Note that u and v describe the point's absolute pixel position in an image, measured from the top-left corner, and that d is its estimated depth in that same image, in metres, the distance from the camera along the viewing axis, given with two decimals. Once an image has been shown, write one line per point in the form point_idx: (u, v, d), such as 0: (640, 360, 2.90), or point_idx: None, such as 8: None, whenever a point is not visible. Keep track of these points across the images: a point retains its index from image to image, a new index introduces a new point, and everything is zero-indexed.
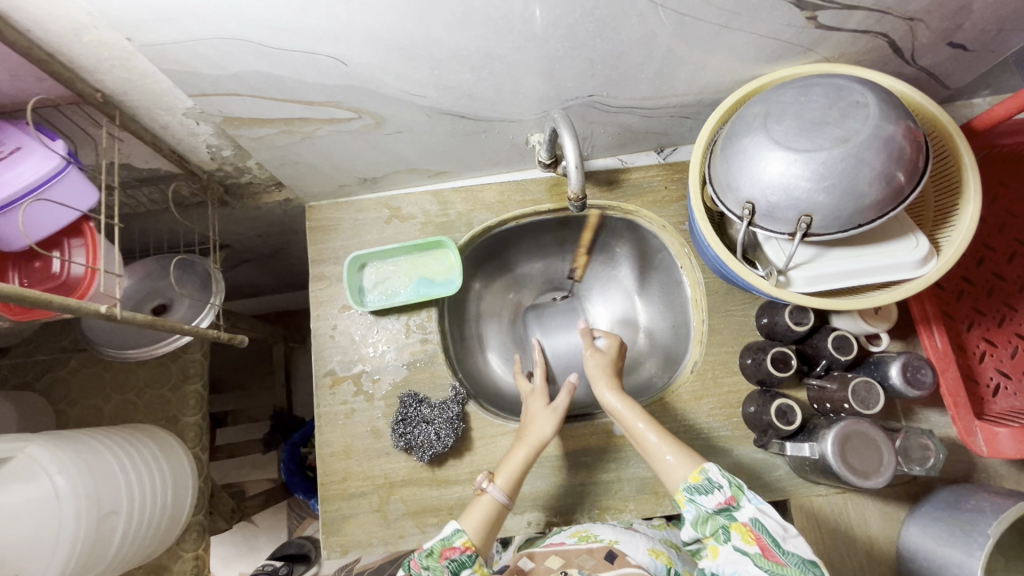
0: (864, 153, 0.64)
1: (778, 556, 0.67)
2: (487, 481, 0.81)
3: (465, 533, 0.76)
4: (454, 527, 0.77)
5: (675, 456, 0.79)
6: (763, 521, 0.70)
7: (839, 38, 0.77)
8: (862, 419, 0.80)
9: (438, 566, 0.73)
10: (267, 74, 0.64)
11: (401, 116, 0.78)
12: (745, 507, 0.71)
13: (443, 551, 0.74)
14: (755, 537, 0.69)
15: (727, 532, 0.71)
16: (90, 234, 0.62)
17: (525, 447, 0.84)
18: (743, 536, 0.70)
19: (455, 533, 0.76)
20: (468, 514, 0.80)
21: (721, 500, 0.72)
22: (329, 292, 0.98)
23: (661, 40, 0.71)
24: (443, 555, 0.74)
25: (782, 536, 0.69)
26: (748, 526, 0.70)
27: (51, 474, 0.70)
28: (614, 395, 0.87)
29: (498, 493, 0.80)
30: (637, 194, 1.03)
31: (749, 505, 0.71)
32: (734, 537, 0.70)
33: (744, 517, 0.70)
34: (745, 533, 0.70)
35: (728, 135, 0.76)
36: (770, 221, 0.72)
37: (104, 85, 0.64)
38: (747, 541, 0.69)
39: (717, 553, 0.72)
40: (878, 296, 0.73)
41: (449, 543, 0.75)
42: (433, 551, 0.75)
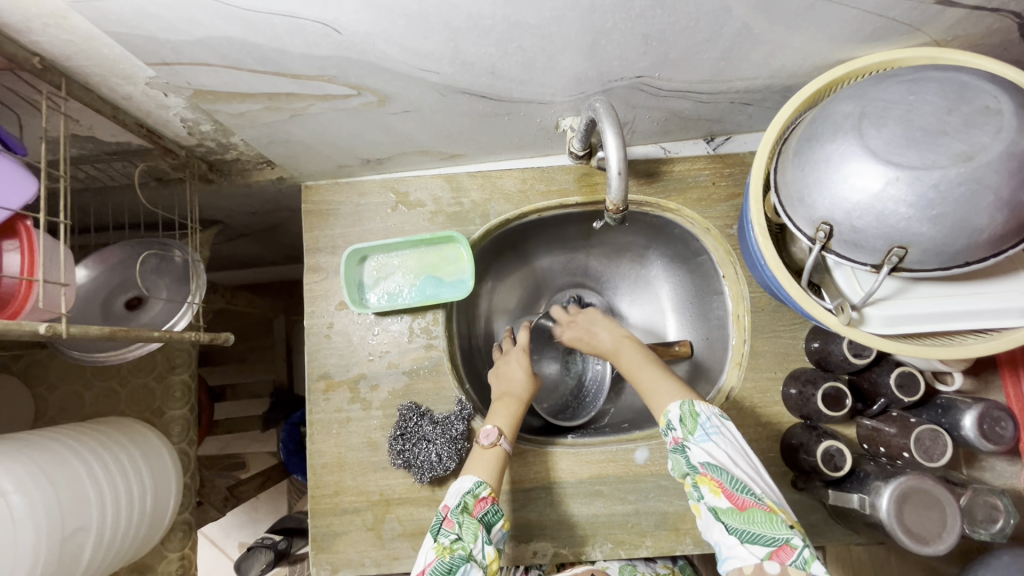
0: (989, 177, 0.50)
1: (744, 501, 0.62)
2: (497, 434, 0.76)
3: (487, 485, 0.71)
4: (476, 481, 0.71)
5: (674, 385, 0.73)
6: (719, 464, 0.64)
7: (957, 16, 0.61)
8: (925, 476, 0.70)
9: (473, 521, 0.67)
10: (240, 41, 0.51)
11: (409, 94, 0.65)
12: (695, 449, 0.66)
13: (474, 505, 0.69)
14: (720, 487, 0.63)
15: (697, 488, 0.65)
16: (26, 235, 0.51)
17: (521, 399, 0.82)
18: (711, 489, 0.64)
19: (480, 485, 0.71)
20: (474, 467, 0.74)
21: (676, 441, 0.68)
22: (326, 286, 0.88)
23: (737, 14, 0.56)
24: (477, 507, 0.69)
25: (738, 471, 0.64)
26: (706, 473, 0.64)
27: (5, 492, 0.62)
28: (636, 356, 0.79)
29: (506, 442, 0.76)
30: (679, 190, 0.89)
31: (700, 447, 0.66)
32: (705, 492, 0.64)
33: (699, 464, 0.65)
34: (712, 485, 0.64)
35: (806, 136, 0.62)
36: (850, 248, 0.59)
37: (43, 48, 0.52)
38: (715, 493, 0.63)
39: (699, 513, 0.66)
40: (972, 345, 0.60)
41: (477, 496, 0.70)
42: (466, 506, 0.69)
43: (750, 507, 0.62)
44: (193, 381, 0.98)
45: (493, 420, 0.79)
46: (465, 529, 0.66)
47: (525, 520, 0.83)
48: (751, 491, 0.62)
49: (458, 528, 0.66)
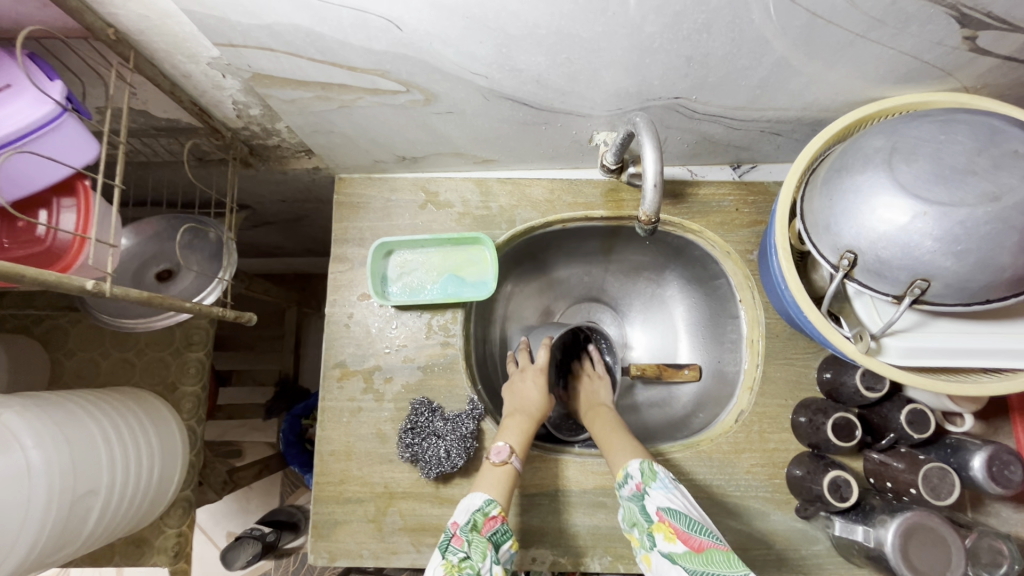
0: (1016, 217, 0.52)
1: (698, 542, 0.62)
2: (508, 450, 0.76)
3: (498, 502, 0.71)
4: (487, 498, 0.71)
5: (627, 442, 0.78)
6: (675, 508, 0.65)
7: (990, 64, 0.63)
8: (932, 514, 0.70)
9: (481, 541, 0.66)
10: (305, 30, 0.53)
11: (455, 95, 0.67)
12: (653, 495, 0.67)
13: (483, 522, 0.68)
14: (673, 530, 0.63)
15: (651, 536, 0.65)
16: (84, 195, 0.53)
17: (532, 419, 0.83)
18: (666, 534, 0.64)
19: (490, 502, 0.70)
20: (486, 483, 0.74)
21: (632, 488, 0.70)
22: (350, 277, 0.90)
23: (780, 44, 0.58)
24: (486, 526, 0.67)
25: (696, 518, 0.64)
26: (662, 518, 0.65)
27: (24, 447, 0.63)
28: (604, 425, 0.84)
29: (518, 460, 0.76)
30: (703, 213, 0.91)
31: (658, 492, 0.67)
32: (659, 539, 0.64)
33: (653, 508, 0.66)
34: (665, 530, 0.64)
35: (837, 166, 0.63)
36: (873, 277, 0.60)
37: (119, 20, 0.54)
38: (671, 538, 0.63)
39: (651, 564, 0.64)
40: (987, 383, 0.62)
41: (487, 514, 0.69)
42: (476, 523, 0.67)
43: (706, 548, 0.61)
44: (208, 359, 0.99)
45: (505, 437, 0.79)
46: (474, 548, 0.65)
47: (526, 526, 0.83)
48: (706, 536, 0.63)
49: (467, 545, 0.65)
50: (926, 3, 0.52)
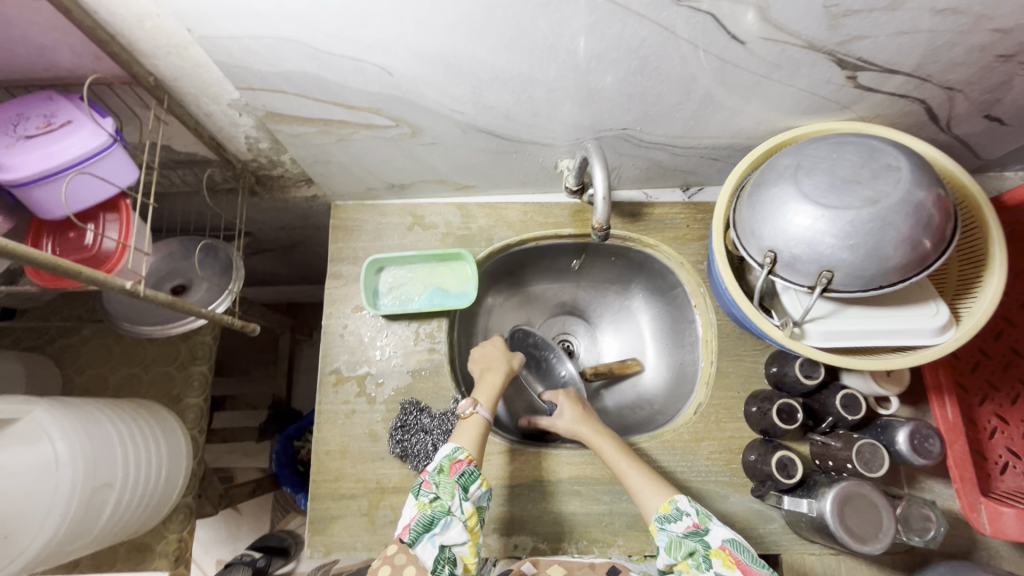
0: (892, 217, 0.65)
1: (758, 571, 0.68)
2: (473, 403, 0.85)
3: (465, 448, 0.79)
4: (454, 446, 0.79)
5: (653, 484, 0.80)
6: (736, 541, 0.71)
7: (876, 99, 0.77)
8: (864, 483, 0.79)
9: (450, 482, 0.74)
10: (313, 76, 0.65)
11: (437, 129, 0.79)
12: (715, 531, 0.73)
13: (452, 466, 0.76)
14: (735, 560, 0.69)
15: (707, 560, 0.71)
16: (125, 211, 0.65)
17: (498, 376, 0.91)
18: (724, 561, 0.70)
19: (457, 450, 0.78)
20: (460, 435, 0.82)
21: (688, 524, 0.74)
22: (345, 291, 0.99)
23: (701, 83, 0.72)
24: (453, 469, 0.75)
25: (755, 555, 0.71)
26: (724, 548, 0.71)
27: (53, 439, 0.71)
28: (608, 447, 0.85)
29: (483, 410, 0.85)
30: (658, 230, 1.04)
31: (719, 529, 0.73)
32: (716, 564, 0.70)
33: (718, 542, 0.72)
34: (725, 557, 0.70)
35: (757, 182, 0.76)
36: (790, 272, 0.72)
37: (158, 69, 0.66)
38: (728, 566, 0.69)
39: None
40: (892, 359, 0.73)
41: (455, 459, 0.77)
42: (443, 468, 0.76)
43: None
44: (210, 373, 1.06)
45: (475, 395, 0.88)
46: (443, 488, 0.73)
47: (508, 515, 0.90)
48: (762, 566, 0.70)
49: (436, 487, 0.74)
50: (809, 51, 0.66)
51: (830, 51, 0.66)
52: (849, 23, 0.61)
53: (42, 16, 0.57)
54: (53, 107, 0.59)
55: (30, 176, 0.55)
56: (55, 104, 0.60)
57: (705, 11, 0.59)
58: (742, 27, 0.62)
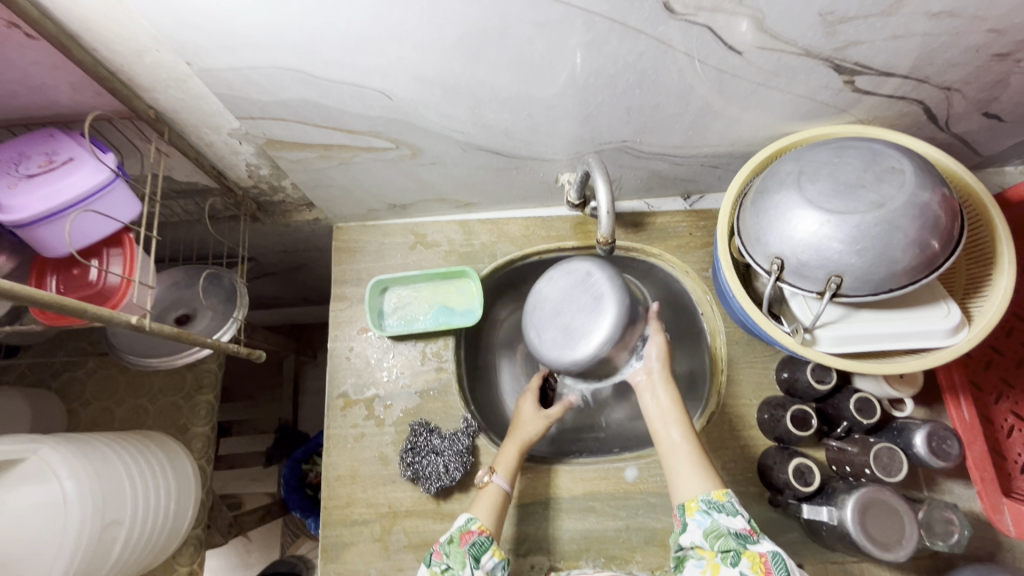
0: (899, 220, 0.64)
1: None
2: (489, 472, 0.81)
3: (478, 520, 0.74)
4: (467, 516, 0.75)
5: (694, 467, 0.71)
6: (781, 556, 0.62)
7: (874, 102, 0.78)
8: (884, 488, 0.78)
9: (460, 552, 0.70)
10: (313, 102, 0.66)
11: (437, 149, 0.79)
12: (764, 542, 0.64)
13: (463, 536, 0.72)
14: (767, 570, 0.61)
15: (737, 557, 0.63)
16: (128, 245, 0.64)
17: (519, 438, 0.85)
18: (754, 565, 0.62)
19: (471, 520, 0.74)
20: (475, 506, 0.78)
21: (742, 527, 0.65)
22: (349, 313, 0.99)
23: (700, 94, 0.72)
24: (463, 539, 0.71)
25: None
26: (764, 556, 0.62)
27: (60, 477, 0.70)
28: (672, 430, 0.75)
29: (501, 478, 0.80)
30: (661, 239, 1.03)
31: (770, 542, 0.64)
32: (744, 564, 0.62)
33: (761, 548, 0.63)
34: (758, 563, 0.62)
35: (760, 189, 0.76)
36: (799, 278, 0.71)
37: (158, 103, 0.66)
38: (758, 573, 0.61)
39: (716, 572, 0.63)
40: (906, 362, 0.72)
41: (465, 529, 0.73)
42: (454, 538, 0.72)
43: None
44: (217, 401, 1.05)
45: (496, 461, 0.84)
46: (453, 559, 0.70)
47: (522, 534, 0.89)
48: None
49: (446, 557, 0.70)
50: (805, 58, 0.66)
51: (827, 58, 0.66)
52: (845, 30, 0.62)
53: (43, 56, 0.58)
54: (55, 145, 0.59)
55: (33, 216, 0.55)
56: (57, 142, 0.60)
57: (702, 24, 0.59)
58: (738, 38, 0.62)
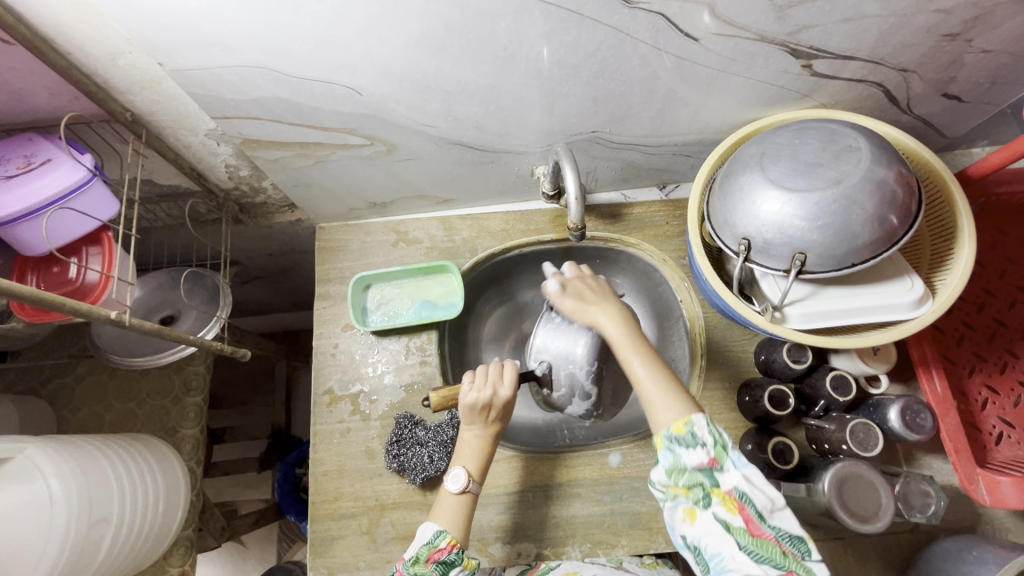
0: (857, 195, 0.66)
1: (762, 530, 0.60)
2: (465, 478, 0.77)
3: (448, 533, 0.74)
4: (436, 530, 0.74)
5: (658, 391, 0.68)
6: (750, 495, 0.61)
7: (835, 86, 0.80)
8: (859, 462, 0.79)
9: (427, 572, 0.70)
10: (285, 100, 0.67)
11: (412, 144, 0.82)
12: (729, 472, 0.62)
13: (431, 555, 0.72)
14: (739, 508, 0.61)
15: (707, 497, 0.63)
16: (108, 243, 0.67)
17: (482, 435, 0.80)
18: (726, 504, 0.62)
19: (438, 536, 0.73)
20: (438, 512, 0.77)
21: (703, 459, 0.63)
22: (333, 311, 1.00)
23: (662, 82, 0.74)
24: (431, 558, 0.71)
25: (769, 509, 0.61)
26: (733, 496, 0.62)
27: (46, 476, 0.71)
28: (636, 358, 0.71)
29: (475, 486, 0.77)
30: (639, 229, 1.06)
31: (734, 470, 0.62)
32: (715, 504, 0.62)
33: (728, 485, 0.62)
34: (728, 501, 0.62)
35: (725, 173, 0.77)
36: (765, 257, 0.73)
37: (135, 105, 0.69)
38: (729, 510, 0.62)
39: (694, 518, 0.64)
40: (875, 336, 0.74)
41: (436, 547, 0.72)
42: (420, 558, 0.72)
43: (764, 536, 0.60)
44: (205, 403, 1.06)
45: (461, 461, 0.80)
46: None
47: (508, 522, 0.90)
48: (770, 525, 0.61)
49: None
50: (761, 43, 0.69)
51: (782, 42, 0.69)
52: (796, 14, 0.64)
53: (20, 61, 0.60)
54: (33, 148, 0.61)
55: (12, 214, 0.57)
56: (36, 145, 0.62)
57: (656, 11, 0.61)
58: (694, 25, 0.64)
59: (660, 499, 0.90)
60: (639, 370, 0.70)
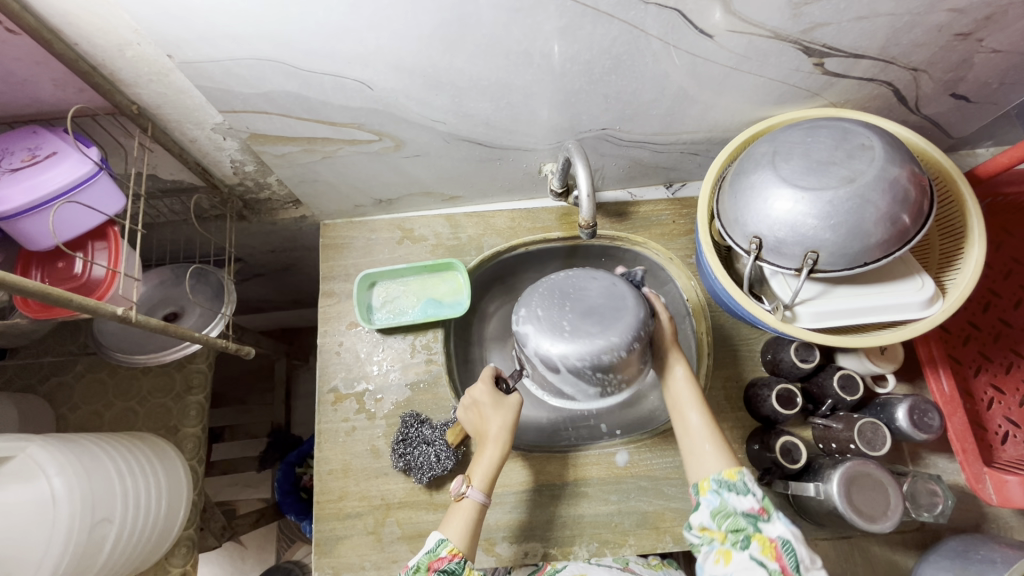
0: (870, 194, 0.66)
1: None
2: (465, 485, 0.77)
3: (449, 542, 0.73)
4: (438, 538, 0.74)
5: (714, 446, 0.73)
6: (792, 543, 0.64)
7: (845, 85, 0.80)
8: (868, 461, 0.79)
9: None
10: (295, 94, 0.67)
11: (421, 141, 0.81)
12: (774, 523, 0.66)
13: (431, 564, 0.71)
14: (777, 556, 0.64)
15: (746, 540, 0.66)
16: (113, 238, 0.66)
17: (494, 442, 0.79)
18: (764, 549, 0.65)
19: (438, 544, 0.73)
20: (448, 523, 0.76)
21: (752, 505, 0.67)
22: (338, 309, 0.99)
23: (673, 79, 0.74)
24: (431, 567, 0.71)
25: (808, 564, 0.64)
26: (774, 543, 0.64)
27: (48, 475, 0.70)
28: (692, 411, 0.77)
29: (476, 493, 0.77)
30: (645, 227, 1.05)
31: (780, 522, 0.66)
32: (754, 547, 0.65)
33: (772, 534, 0.65)
34: (768, 547, 0.64)
35: (736, 171, 0.77)
36: (777, 256, 0.72)
37: (140, 98, 0.68)
38: (767, 555, 0.64)
39: (729, 559, 0.66)
40: (885, 335, 0.74)
41: (436, 556, 0.72)
42: (422, 566, 0.72)
43: None
44: (207, 402, 1.04)
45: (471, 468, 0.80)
46: None
47: (515, 522, 0.89)
48: None
49: None
50: (775, 41, 0.68)
51: (795, 40, 0.69)
52: (810, 12, 0.64)
53: (25, 52, 0.58)
54: (38, 140, 0.60)
55: (17, 208, 0.56)
56: (40, 138, 0.61)
57: (672, 7, 0.61)
58: (708, 21, 0.64)
59: (667, 499, 0.90)
60: (691, 419, 0.77)
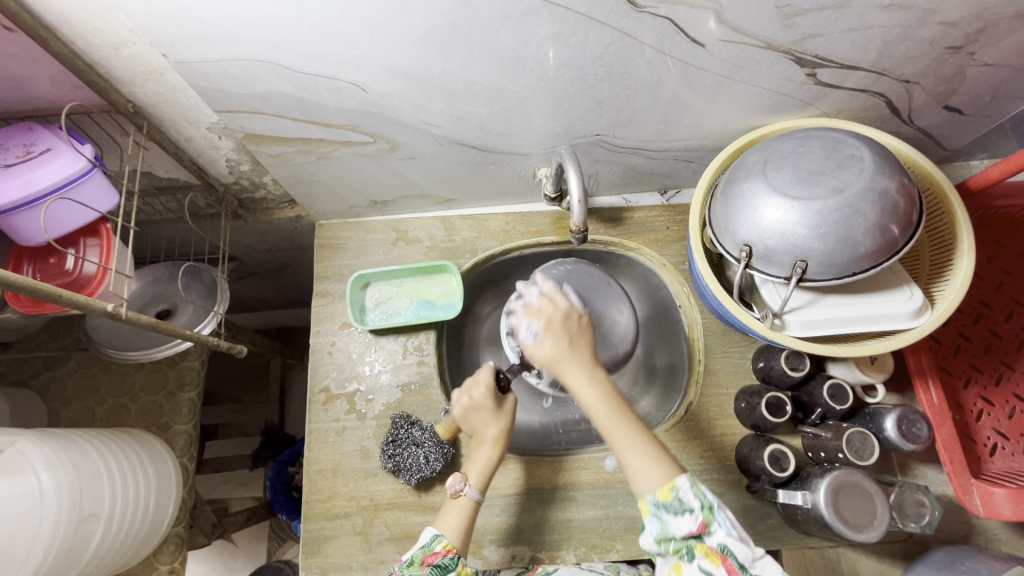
0: (858, 204, 0.66)
1: None
2: (461, 482, 0.79)
3: (444, 537, 0.74)
4: (433, 534, 0.75)
5: (647, 463, 0.66)
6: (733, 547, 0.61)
7: (838, 95, 0.80)
8: (855, 470, 0.79)
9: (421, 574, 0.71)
10: (289, 95, 0.67)
11: (415, 143, 0.81)
12: (715, 532, 0.63)
13: (425, 558, 0.73)
14: (723, 562, 0.61)
15: (691, 552, 0.63)
16: (106, 235, 0.67)
17: (490, 443, 0.83)
18: (709, 558, 0.62)
19: (434, 538, 0.74)
20: (443, 520, 0.78)
21: (691, 525, 0.63)
22: (331, 309, 1.00)
23: (666, 86, 0.74)
24: (425, 561, 0.72)
25: (751, 560, 0.62)
26: (717, 551, 0.62)
27: (37, 470, 0.70)
28: (613, 428, 0.68)
29: (472, 491, 0.78)
30: (639, 233, 1.06)
31: (720, 529, 0.62)
32: (699, 559, 0.62)
33: (713, 542, 0.62)
34: (711, 555, 0.62)
35: (728, 179, 0.77)
36: (766, 264, 0.73)
37: (136, 96, 0.68)
38: (713, 564, 0.61)
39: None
40: (874, 345, 0.74)
41: (431, 550, 0.73)
42: (415, 560, 0.72)
43: None
44: (199, 399, 1.05)
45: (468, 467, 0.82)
46: None
47: (503, 525, 0.89)
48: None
49: None
50: (767, 51, 0.69)
51: (788, 50, 0.69)
52: (802, 23, 0.64)
53: (20, 49, 0.59)
54: (33, 137, 0.61)
55: (10, 203, 0.56)
56: (35, 134, 0.61)
57: (664, 15, 0.61)
58: (700, 31, 0.64)
59: None
60: (617, 437, 0.67)
